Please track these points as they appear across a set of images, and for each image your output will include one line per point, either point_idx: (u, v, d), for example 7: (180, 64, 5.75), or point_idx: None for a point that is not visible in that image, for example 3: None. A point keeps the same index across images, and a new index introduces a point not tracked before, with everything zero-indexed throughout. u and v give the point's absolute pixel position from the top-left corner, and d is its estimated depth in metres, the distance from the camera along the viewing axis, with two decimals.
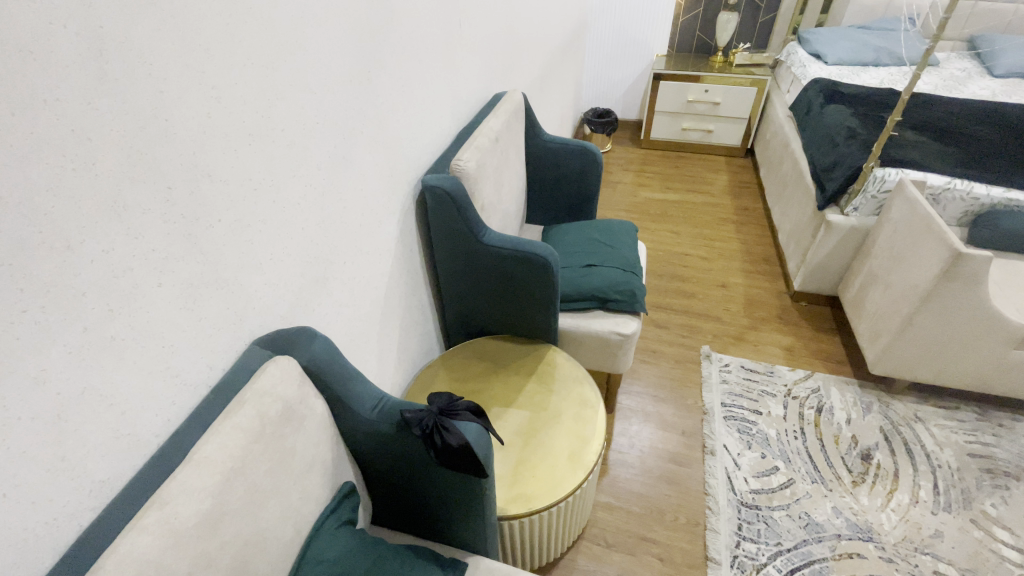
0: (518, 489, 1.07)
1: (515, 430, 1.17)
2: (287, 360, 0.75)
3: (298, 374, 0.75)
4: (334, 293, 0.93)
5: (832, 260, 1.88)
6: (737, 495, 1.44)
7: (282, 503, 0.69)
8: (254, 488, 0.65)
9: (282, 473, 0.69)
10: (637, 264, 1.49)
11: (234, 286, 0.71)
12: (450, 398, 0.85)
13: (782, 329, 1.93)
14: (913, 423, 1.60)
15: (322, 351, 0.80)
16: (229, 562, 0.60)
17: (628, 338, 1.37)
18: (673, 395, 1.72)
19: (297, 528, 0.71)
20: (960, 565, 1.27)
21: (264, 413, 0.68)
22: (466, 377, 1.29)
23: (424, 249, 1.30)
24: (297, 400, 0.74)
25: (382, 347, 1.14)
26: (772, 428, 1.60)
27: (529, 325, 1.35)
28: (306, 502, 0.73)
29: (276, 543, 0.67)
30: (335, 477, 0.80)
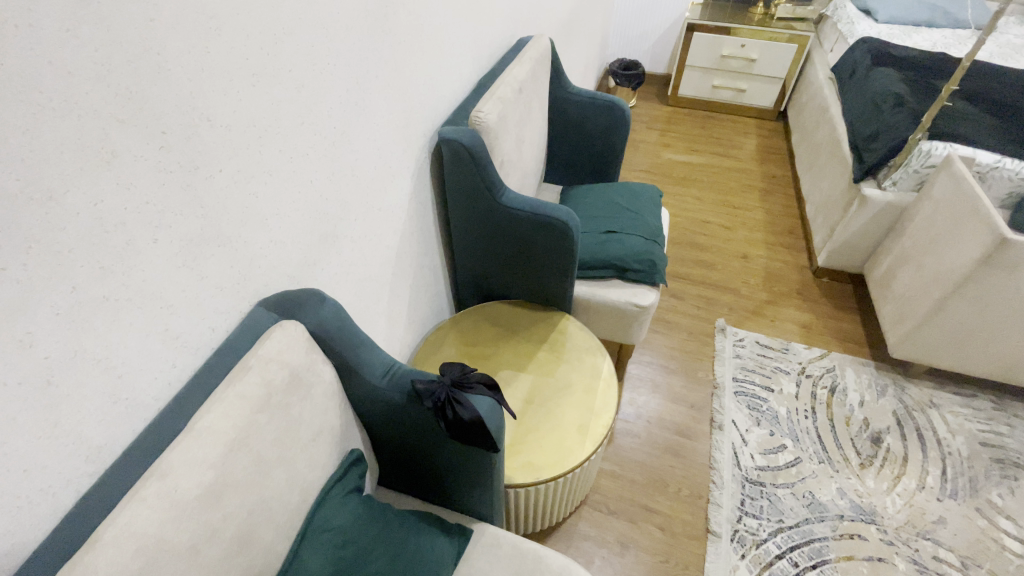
0: (525, 457, 1.05)
1: (523, 398, 1.14)
2: (296, 324, 0.71)
3: (305, 339, 0.71)
4: (343, 251, 0.88)
5: (861, 237, 1.80)
6: (743, 471, 1.44)
7: (289, 471, 0.66)
8: (259, 458, 0.62)
9: (289, 442, 0.66)
10: (659, 232, 1.42)
11: (237, 243, 0.66)
12: (462, 369, 0.82)
13: (801, 306, 1.87)
14: (927, 409, 1.57)
15: (330, 316, 0.75)
16: (232, 533, 0.58)
17: (645, 310, 1.32)
18: (684, 366, 1.69)
19: (304, 496, 0.69)
20: (960, 552, 1.27)
21: (269, 381, 0.64)
22: (476, 342, 1.25)
23: (437, 206, 1.23)
24: (305, 367, 0.70)
25: (391, 308, 1.10)
26: (783, 406, 1.58)
27: (543, 290, 1.30)
28: (313, 469, 0.70)
29: (282, 512, 0.65)
30: (343, 445, 0.77)
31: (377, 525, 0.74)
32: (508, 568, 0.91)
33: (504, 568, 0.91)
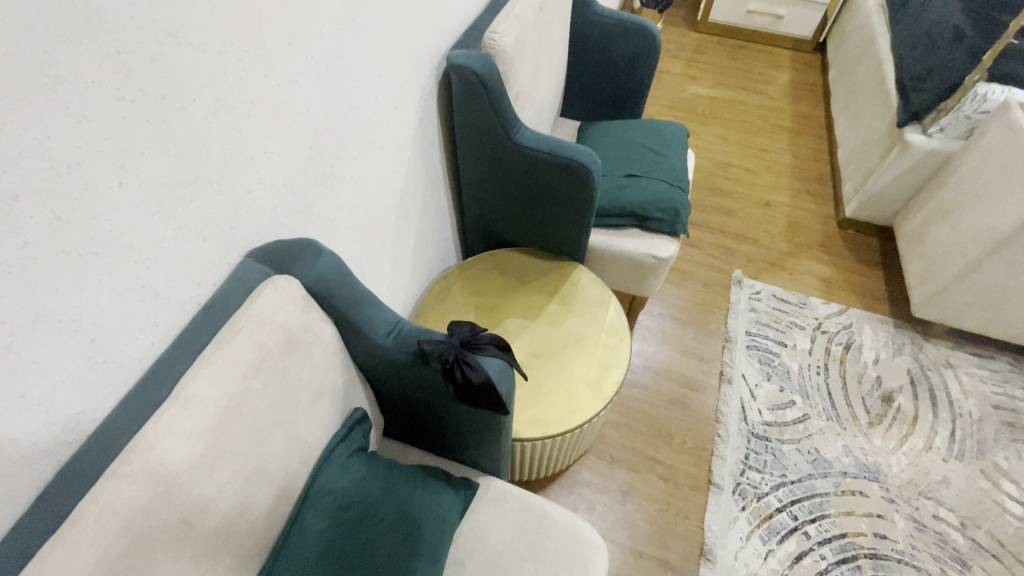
0: (532, 412, 1.02)
1: (531, 350, 1.10)
2: (290, 279, 0.64)
3: (300, 295, 0.64)
4: (342, 194, 0.79)
5: (896, 187, 1.68)
6: (749, 425, 1.42)
7: (289, 436, 0.62)
8: (255, 425, 0.57)
9: (288, 406, 0.61)
10: (684, 177, 1.32)
11: (221, 186, 0.58)
12: (471, 327, 0.76)
13: (822, 259, 1.79)
14: (943, 369, 1.53)
15: (328, 269, 0.68)
16: (229, 503, 0.54)
17: (663, 263, 1.24)
18: (696, 318, 1.64)
19: (305, 459, 0.65)
20: (961, 512, 1.27)
21: (262, 343, 0.58)
22: (484, 291, 1.19)
23: (444, 142, 1.12)
24: (302, 326, 0.63)
25: (395, 255, 1.03)
26: (795, 361, 1.54)
27: (556, 237, 1.22)
28: (315, 431, 0.66)
29: (282, 477, 0.62)
30: (347, 405, 0.73)
31: (382, 487, 0.72)
32: (514, 522, 0.91)
33: (510, 523, 0.91)
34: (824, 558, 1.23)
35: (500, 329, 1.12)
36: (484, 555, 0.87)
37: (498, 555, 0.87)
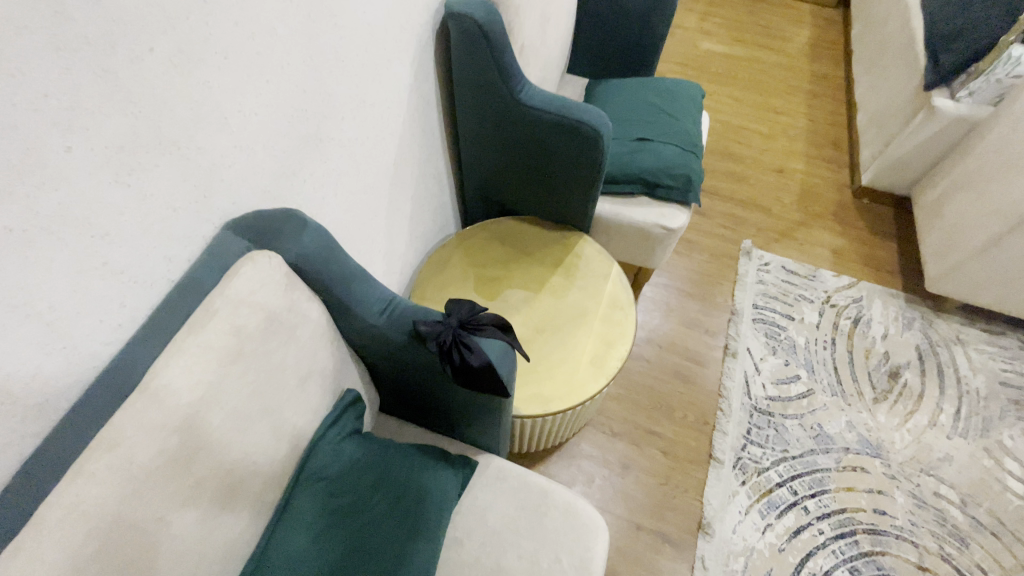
0: (534, 390, 0.98)
1: (533, 326, 1.05)
2: (272, 255, 0.58)
3: (283, 273, 0.58)
4: (330, 159, 0.73)
5: (917, 155, 1.61)
6: (752, 400, 1.40)
7: (274, 423, 0.58)
8: (236, 414, 0.53)
9: (272, 393, 0.57)
10: (699, 142, 1.25)
11: (190, 149, 0.51)
12: (471, 307, 0.71)
13: (834, 229, 1.73)
14: (952, 345, 1.50)
15: (313, 244, 0.63)
16: (210, 497, 0.51)
17: (673, 234, 1.18)
18: (702, 289, 1.59)
19: (293, 445, 0.62)
20: (962, 489, 1.27)
21: (241, 326, 0.53)
22: (484, 261, 1.13)
23: (442, 101, 1.04)
24: (287, 307, 0.58)
25: (391, 223, 0.96)
26: (802, 335, 1.50)
27: (561, 205, 1.15)
28: (303, 416, 0.62)
29: (269, 466, 0.58)
30: (339, 387, 0.69)
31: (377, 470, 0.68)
32: (514, 501, 0.89)
33: (510, 501, 0.89)
34: (822, 532, 1.23)
35: (501, 302, 1.07)
36: (482, 535, 0.85)
37: (497, 533, 0.86)
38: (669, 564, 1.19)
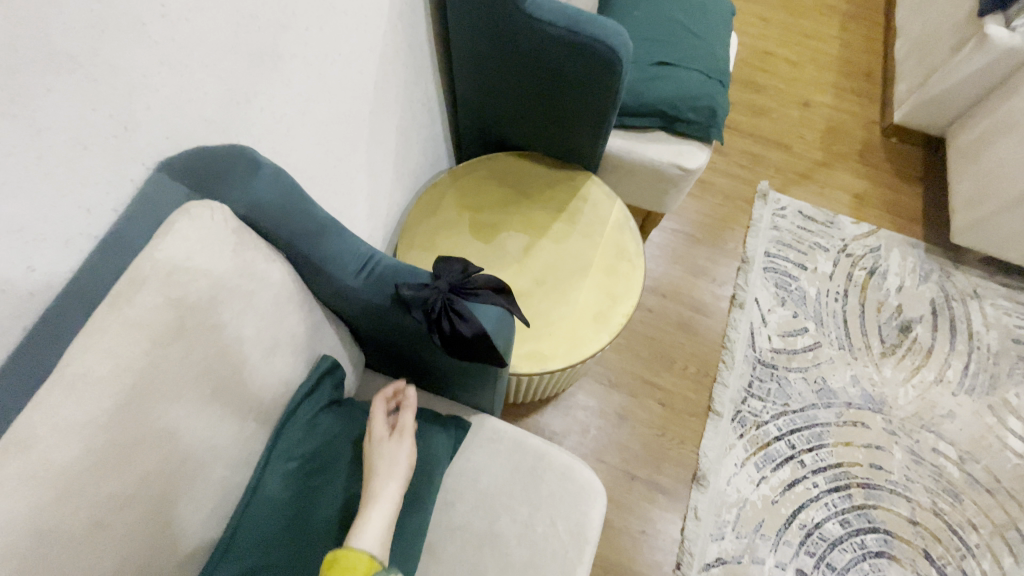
0: (532, 345, 0.89)
1: (533, 278, 0.95)
2: (215, 207, 0.48)
3: (232, 229, 0.48)
4: (294, 82, 0.60)
5: (959, 91, 1.46)
6: (756, 352, 1.35)
7: (235, 402, 0.50)
8: (183, 398, 0.45)
9: (228, 370, 0.49)
10: (726, 69, 1.10)
11: (95, 64, 0.39)
12: (464, 266, 0.62)
13: (858, 171, 1.61)
14: (968, 300, 1.44)
15: (268, 194, 0.53)
16: (161, 492, 0.44)
17: (690, 175, 1.06)
18: (712, 234, 1.50)
19: (262, 423, 0.54)
20: (960, 447, 1.25)
21: (179, 296, 0.44)
22: (479, 204, 1.02)
23: (432, 11, 0.88)
24: (239, 270, 0.49)
25: (372, 159, 0.84)
26: (813, 286, 1.43)
27: (567, 141, 1.02)
28: (271, 391, 0.55)
29: (231, 449, 0.51)
30: (312, 353, 0.61)
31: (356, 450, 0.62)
32: (508, 463, 0.84)
33: (503, 464, 0.84)
34: (816, 486, 1.22)
35: (496, 250, 0.97)
36: (475, 498, 0.81)
37: (490, 497, 0.81)
38: (661, 514, 1.18)
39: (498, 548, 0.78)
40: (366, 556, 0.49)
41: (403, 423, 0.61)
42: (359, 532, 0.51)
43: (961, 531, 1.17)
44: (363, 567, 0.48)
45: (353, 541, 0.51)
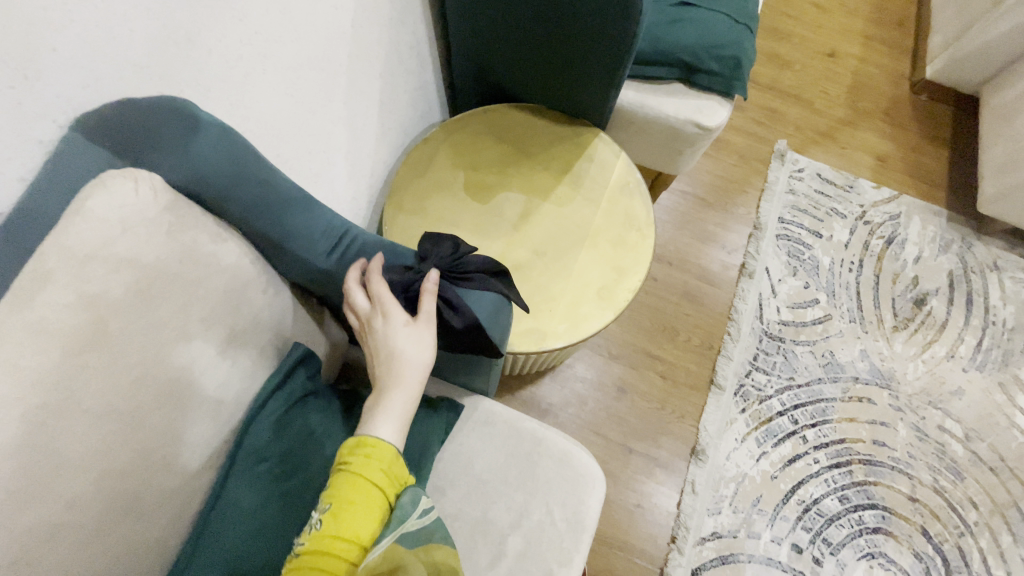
0: (531, 321, 0.81)
1: (532, 248, 0.86)
2: (140, 176, 0.40)
3: (162, 204, 0.41)
4: (252, 17, 0.50)
5: (999, 45, 1.34)
6: (763, 324, 1.29)
7: (183, 403, 0.43)
8: (111, 410, 0.38)
9: (173, 372, 0.42)
10: (755, 14, 0.99)
11: None
12: (455, 245, 0.59)
13: (882, 131, 1.52)
14: (987, 272, 1.37)
15: (211, 161, 0.46)
16: (94, 515, 0.38)
17: (708, 134, 0.96)
18: (723, 197, 1.41)
19: (222, 424, 0.48)
20: (967, 424, 1.22)
21: (96, 293, 0.36)
22: (475, 163, 0.92)
23: None
24: (175, 257, 0.42)
25: (352, 110, 0.74)
26: (827, 255, 1.36)
27: (574, 93, 0.91)
28: (229, 388, 0.48)
29: (182, 456, 0.44)
30: (279, 341, 0.54)
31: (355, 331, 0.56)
32: (503, 448, 0.78)
33: (498, 449, 0.78)
34: (817, 462, 1.18)
35: (492, 214, 0.88)
36: (467, 484, 0.76)
37: (483, 483, 0.76)
38: (658, 488, 1.15)
39: (491, 536, 0.73)
40: (388, 448, 0.49)
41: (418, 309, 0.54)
42: (376, 424, 0.50)
43: (961, 508, 1.15)
44: (388, 460, 0.50)
45: (370, 433, 0.49)
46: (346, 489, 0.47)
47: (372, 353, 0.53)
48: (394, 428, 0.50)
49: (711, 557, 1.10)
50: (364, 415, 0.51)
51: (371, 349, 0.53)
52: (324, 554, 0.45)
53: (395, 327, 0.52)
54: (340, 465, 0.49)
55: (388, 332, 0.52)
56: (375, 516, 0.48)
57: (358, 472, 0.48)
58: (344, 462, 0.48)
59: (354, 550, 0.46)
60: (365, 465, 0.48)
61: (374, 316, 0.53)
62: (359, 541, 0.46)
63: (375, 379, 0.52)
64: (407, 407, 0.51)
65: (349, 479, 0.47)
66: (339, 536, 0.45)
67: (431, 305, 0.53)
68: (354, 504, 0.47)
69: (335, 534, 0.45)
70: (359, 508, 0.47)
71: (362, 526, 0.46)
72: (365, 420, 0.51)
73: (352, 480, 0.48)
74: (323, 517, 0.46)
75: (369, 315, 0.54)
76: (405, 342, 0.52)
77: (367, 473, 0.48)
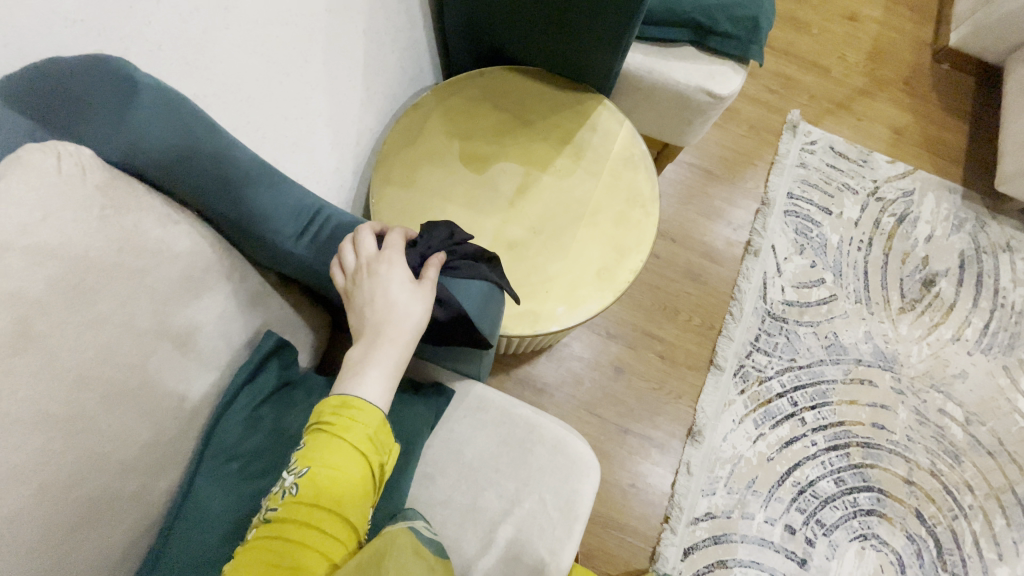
0: (527, 304, 0.76)
1: (528, 225, 0.81)
2: (64, 152, 0.41)
3: (91, 184, 0.42)
4: None
5: None
6: (767, 304, 1.25)
7: (117, 397, 0.41)
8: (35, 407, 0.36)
9: (101, 367, 0.40)
10: None
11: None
12: (450, 231, 0.59)
13: (900, 102, 1.45)
14: (1000, 253, 1.32)
15: (148, 135, 0.46)
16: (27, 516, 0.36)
17: (719, 104, 0.89)
18: (730, 170, 1.35)
19: (171, 417, 0.47)
20: (968, 408, 1.20)
21: (17, 290, 0.36)
22: (469, 131, 0.86)
23: None
24: (111, 246, 0.42)
25: (333, 72, 0.67)
26: (836, 233, 1.31)
27: (575, 56, 0.84)
28: (175, 379, 0.47)
29: (126, 449, 0.42)
30: (234, 330, 0.53)
31: (343, 278, 0.53)
32: (495, 434, 0.75)
33: (490, 435, 0.75)
34: (814, 444, 1.17)
35: (485, 187, 0.82)
36: (457, 471, 0.73)
37: (474, 471, 0.73)
38: (652, 468, 1.13)
39: (480, 523, 0.70)
40: (373, 410, 0.47)
41: (421, 274, 0.53)
42: (363, 381, 0.48)
43: (956, 492, 1.14)
44: (374, 424, 0.47)
45: (358, 391, 0.47)
46: (326, 455, 0.45)
47: (364, 301, 0.50)
48: (382, 391, 0.48)
49: (704, 536, 1.09)
50: (347, 369, 0.49)
51: (363, 296, 0.50)
52: (302, 523, 0.43)
53: (399, 282, 0.50)
54: (321, 423, 0.47)
55: (391, 283, 0.50)
56: (356, 485, 0.46)
57: (339, 435, 0.46)
58: (325, 423, 0.46)
59: (333, 521, 0.44)
60: (348, 428, 0.46)
61: (378, 264, 0.51)
62: (339, 510, 0.45)
63: (363, 330, 0.50)
64: (395, 368, 0.49)
65: (331, 442, 0.45)
66: (316, 505, 0.44)
67: (435, 277, 0.53)
68: (334, 470, 0.44)
69: (313, 503, 0.44)
70: (339, 477, 0.45)
71: (343, 494, 0.45)
72: (348, 375, 0.48)
73: (333, 444, 0.45)
74: (300, 481, 0.44)
75: (372, 263, 0.52)
76: (407, 299, 0.50)
77: (349, 439, 0.46)
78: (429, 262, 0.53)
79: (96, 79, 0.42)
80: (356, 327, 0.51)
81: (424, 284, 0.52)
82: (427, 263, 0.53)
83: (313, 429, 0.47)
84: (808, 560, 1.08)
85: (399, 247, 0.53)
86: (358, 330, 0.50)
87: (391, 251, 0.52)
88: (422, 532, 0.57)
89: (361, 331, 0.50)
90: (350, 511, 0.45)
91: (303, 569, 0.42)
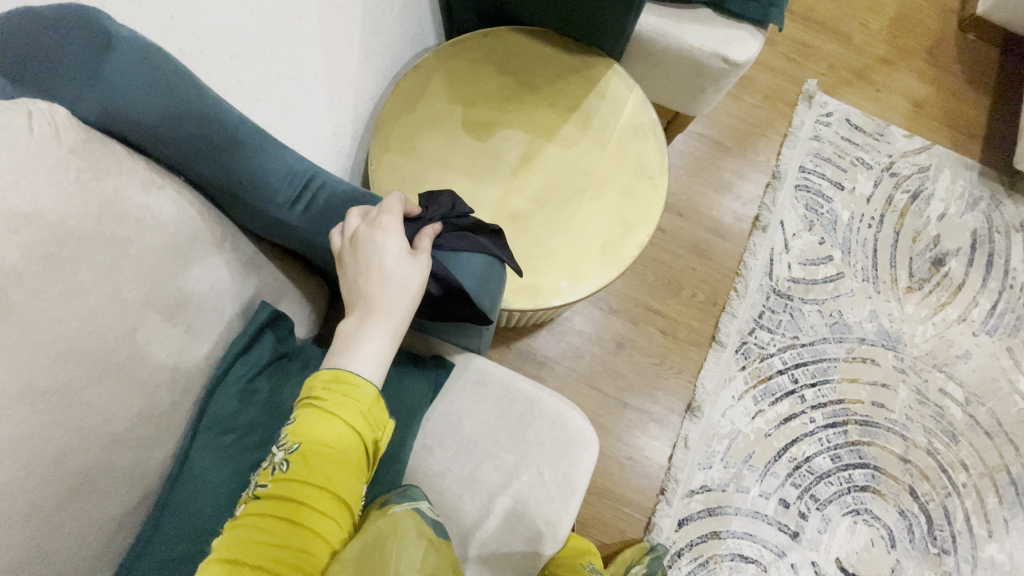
0: (528, 278, 0.74)
1: (532, 196, 0.78)
2: (36, 112, 0.39)
3: (66, 146, 0.40)
4: None
5: None
6: (773, 281, 1.23)
7: (104, 366, 0.41)
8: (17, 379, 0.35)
9: (84, 339, 0.39)
10: None
11: None
12: (453, 202, 0.58)
13: (922, 73, 1.39)
14: (1013, 233, 1.29)
15: (129, 93, 0.44)
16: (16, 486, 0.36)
17: (733, 72, 0.85)
18: (741, 143, 1.31)
19: (160, 388, 0.46)
20: (969, 388, 1.20)
21: None
22: (472, 96, 0.82)
23: None
24: (91, 213, 0.40)
25: (328, 30, 0.64)
26: (847, 209, 1.28)
27: (585, 15, 0.80)
28: (163, 351, 0.46)
29: (117, 420, 0.42)
30: (226, 300, 0.52)
31: (338, 242, 0.51)
32: (493, 409, 0.74)
33: (488, 410, 0.74)
34: (812, 421, 1.17)
35: (488, 155, 0.80)
36: (456, 444, 0.72)
37: (472, 444, 0.72)
38: (650, 442, 1.14)
39: (478, 495, 0.70)
40: (366, 386, 0.46)
41: (416, 244, 0.51)
42: (356, 356, 0.46)
43: (951, 470, 1.15)
44: (367, 401, 0.46)
45: (351, 366, 0.46)
46: (315, 431, 0.44)
47: (358, 269, 0.48)
48: (376, 367, 0.47)
49: (699, 508, 1.10)
50: (339, 342, 0.47)
51: (357, 264, 0.48)
52: (295, 501, 0.43)
53: (395, 251, 0.49)
54: (311, 397, 0.46)
55: (386, 254, 0.48)
56: (349, 463, 0.45)
57: (330, 410, 0.45)
58: (315, 398, 0.45)
59: (326, 499, 0.44)
60: (340, 404, 0.45)
61: (373, 232, 0.49)
62: (332, 488, 0.44)
63: (357, 302, 0.48)
64: (388, 344, 0.48)
65: (323, 416, 0.45)
66: (306, 482, 0.44)
67: (429, 248, 0.51)
68: (325, 447, 0.44)
69: (306, 480, 0.44)
70: (331, 454, 0.44)
71: (335, 472, 0.44)
72: (341, 349, 0.47)
73: (324, 419, 0.45)
74: (290, 458, 0.44)
75: (367, 229, 0.49)
76: (403, 270, 0.48)
77: (340, 414, 0.45)
78: (423, 233, 0.52)
79: (69, 30, 0.40)
80: (349, 296, 0.49)
81: (420, 254, 0.50)
82: (421, 233, 0.52)
83: (302, 403, 0.46)
84: (800, 533, 1.10)
85: (395, 213, 0.51)
86: (352, 301, 0.49)
87: (387, 218, 0.50)
88: (427, 513, 0.55)
89: (355, 304, 0.48)
90: (342, 489, 0.45)
91: (297, 547, 0.42)
